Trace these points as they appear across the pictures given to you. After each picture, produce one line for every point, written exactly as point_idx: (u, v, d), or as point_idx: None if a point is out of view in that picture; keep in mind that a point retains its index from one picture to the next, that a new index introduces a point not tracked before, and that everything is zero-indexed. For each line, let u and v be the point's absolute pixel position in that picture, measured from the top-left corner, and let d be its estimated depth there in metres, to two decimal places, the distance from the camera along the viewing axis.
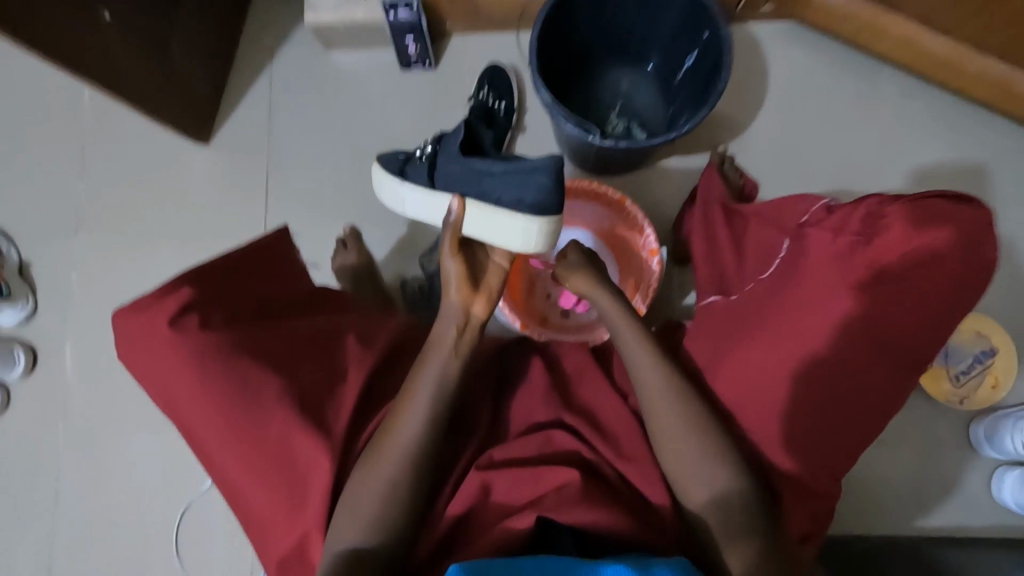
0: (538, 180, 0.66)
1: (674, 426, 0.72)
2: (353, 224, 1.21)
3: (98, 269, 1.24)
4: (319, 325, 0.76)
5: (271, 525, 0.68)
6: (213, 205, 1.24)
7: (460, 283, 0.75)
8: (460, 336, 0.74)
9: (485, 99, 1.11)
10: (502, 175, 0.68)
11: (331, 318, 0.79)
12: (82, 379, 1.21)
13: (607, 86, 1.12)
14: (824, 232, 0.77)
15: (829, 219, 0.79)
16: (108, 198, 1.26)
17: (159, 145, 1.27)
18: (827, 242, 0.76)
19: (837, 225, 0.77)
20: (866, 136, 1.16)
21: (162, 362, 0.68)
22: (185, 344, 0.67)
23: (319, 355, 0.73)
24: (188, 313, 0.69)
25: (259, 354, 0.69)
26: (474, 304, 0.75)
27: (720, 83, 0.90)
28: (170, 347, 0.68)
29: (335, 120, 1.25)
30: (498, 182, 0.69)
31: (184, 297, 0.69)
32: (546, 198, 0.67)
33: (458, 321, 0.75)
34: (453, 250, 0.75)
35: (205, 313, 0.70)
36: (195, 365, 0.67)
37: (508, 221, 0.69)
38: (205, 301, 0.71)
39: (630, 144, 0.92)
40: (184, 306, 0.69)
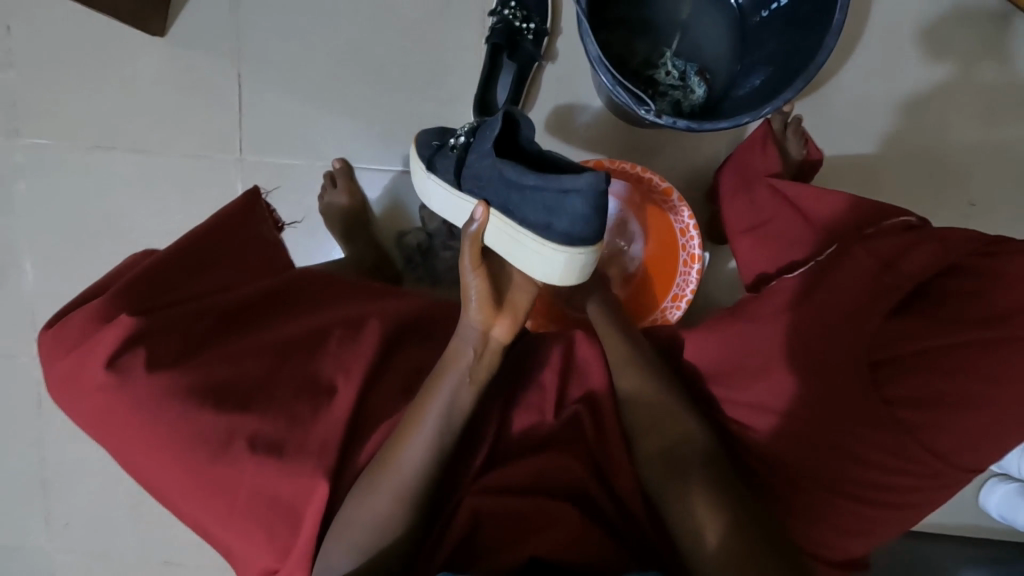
0: (574, 208, 0.58)
1: (660, 410, 0.71)
2: (342, 158, 1.03)
3: (46, 181, 1.07)
4: (298, 337, 0.66)
5: (254, 564, 0.62)
6: (175, 115, 1.04)
7: (483, 302, 0.65)
8: (478, 360, 0.65)
9: (511, 19, 0.90)
10: (532, 193, 0.60)
11: (310, 325, 0.68)
12: (46, 304, 1.11)
13: (671, 15, 0.88)
14: (882, 248, 0.64)
15: (889, 241, 0.64)
16: (45, 93, 1.04)
17: (101, 29, 1.02)
18: (869, 267, 0.63)
19: (895, 250, 0.63)
20: (957, 106, 0.98)
21: (105, 405, 0.59)
22: (130, 390, 0.58)
23: (296, 377, 0.64)
24: (128, 353, 0.58)
25: (223, 391, 0.60)
26: (496, 327, 0.65)
27: (820, 55, 0.71)
28: (111, 391, 0.58)
29: (322, 20, 1.00)
30: (527, 199, 0.61)
31: (123, 330, 0.58)
32: (579, 228, 0.59)
33: (475, 342, 0.66)
34: (475, 263, 0.65)
35: (152, 347, 0.59)
36: (147, 411, 0.58)
37: (533, 246, 0.63)
38: (149, 331, 0.60)
39: (691, 125, 0.73)
40: (123, 343, 0.58)
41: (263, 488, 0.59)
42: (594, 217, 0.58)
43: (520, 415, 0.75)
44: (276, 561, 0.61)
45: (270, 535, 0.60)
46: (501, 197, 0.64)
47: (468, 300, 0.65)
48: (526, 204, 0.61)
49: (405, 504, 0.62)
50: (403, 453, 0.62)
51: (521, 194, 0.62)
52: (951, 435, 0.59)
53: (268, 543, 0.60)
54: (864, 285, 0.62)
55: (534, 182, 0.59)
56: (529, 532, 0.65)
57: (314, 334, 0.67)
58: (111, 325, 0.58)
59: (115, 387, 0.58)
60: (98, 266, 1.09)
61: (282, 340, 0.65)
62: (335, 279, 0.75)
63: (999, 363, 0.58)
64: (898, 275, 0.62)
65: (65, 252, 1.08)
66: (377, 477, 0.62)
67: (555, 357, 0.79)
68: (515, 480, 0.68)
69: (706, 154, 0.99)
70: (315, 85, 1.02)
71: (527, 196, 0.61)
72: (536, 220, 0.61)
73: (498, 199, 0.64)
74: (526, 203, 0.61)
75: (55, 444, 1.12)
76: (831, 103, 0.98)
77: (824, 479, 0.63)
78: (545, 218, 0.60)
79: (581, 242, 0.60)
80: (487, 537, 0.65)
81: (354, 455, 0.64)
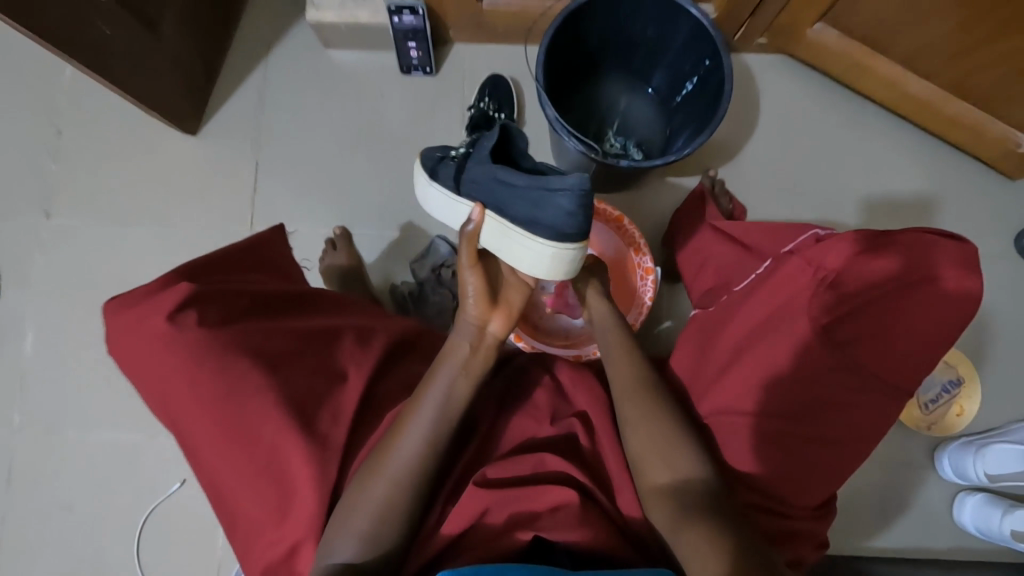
0: (559, 206, 0.71)
1: (652, 438, 0.73)
2: (342, 225, 1.18)
3: (68, 254, 1.18)
4: (320, 324, 0.75)
5: (261, 531, 0.67)
6: (197, 195, 1.20)
7: (479, 298, 0.76)
8: (473, 353, 0.74)
9: (486, 109, 1.14)
10: (524, 192, 0.73)
11: (328, 319, 0.78)
12: (45, 369, 1.15)
13: (606, 103, 1.14)
14: (805, 261, 0.74)
15: (815, 249, 0.75)
16: (84, 180, 1.20)
17: (142, 129, 1.22)
18: (804, 271, 0.73)
19: (819, 256, 0.74)
20: (849, 168, 1.20)
21: (156, 356, 0.68)
22: (180, 340, 0.67)
23: (316, 357, 0.72)
24: (184, 309, 0.68)
25: (255, 350, 0.69)
26: (491, 321, 0.76)
27: (720, 109, 0.93)
28: (164, 340, 0.67)
29: (330, 118, 1.21)
30: (520, 198, 0.73)
31: (184, 291, 0.70)
32: (566, 223, 0.72)
33: (472, 336, 0.75)
34: (472, 262, 0.77)
35: (202, 309, 0.70)
36: (192, 361, 0.67)
37: (527, 244, 0.75)
38: (201, 297, 0.71)
39: (632, 164, 0.94)
40: (182, 302, 0.69)
41: (278, 451, 0.66)
42: (576, 212, 0.71)
43: (517, 419, 0.78)
44: (277, 527, 0.66)
45: (277, 502, 0.66)
46: (495, 197, 0.76)
47: (466, 296, 0.77)
48: (518, 203, 0.74)
49: (406, 491, 0.64)
50: (403, 441, 0.66)
51: (513, 194, 0.74)
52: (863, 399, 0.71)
53: (272, 509, 0.66)
54: (789, 293, 0.74)
55: (528, 183, 0.72)
56: (526, 519, 0.68)
57: (330, 329, 0.76)
58: (174, 288, 0.70)
59: (168, 337, 0.67)
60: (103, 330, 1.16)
61: (307, 324, 0.75)
62: (350, 296, 0.88)
63: (886, 329, 0.71)
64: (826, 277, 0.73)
65: (74, 318, 1.16)
66: (378, 466, 0.65)
67: (545, 381, 0.83)
68: (515, 477, 0.71)
69: (655, 213, 1.19)
70: (320, 167, 1.20)
71: (518, 196, 0.73)
72: (526, 215, 0.74)
73: (492, 198, 0.76)
74: (518, 201, 0.74)
75: (31, 512, 1.10)
76: (749, 170, 1.20)
77: (781, 457, 0.72)
78: (534, 214, 0.73)
79: (565, 236, 0.73)
80: (487, 528, 0.67)
81: (361, 437, 0.70)
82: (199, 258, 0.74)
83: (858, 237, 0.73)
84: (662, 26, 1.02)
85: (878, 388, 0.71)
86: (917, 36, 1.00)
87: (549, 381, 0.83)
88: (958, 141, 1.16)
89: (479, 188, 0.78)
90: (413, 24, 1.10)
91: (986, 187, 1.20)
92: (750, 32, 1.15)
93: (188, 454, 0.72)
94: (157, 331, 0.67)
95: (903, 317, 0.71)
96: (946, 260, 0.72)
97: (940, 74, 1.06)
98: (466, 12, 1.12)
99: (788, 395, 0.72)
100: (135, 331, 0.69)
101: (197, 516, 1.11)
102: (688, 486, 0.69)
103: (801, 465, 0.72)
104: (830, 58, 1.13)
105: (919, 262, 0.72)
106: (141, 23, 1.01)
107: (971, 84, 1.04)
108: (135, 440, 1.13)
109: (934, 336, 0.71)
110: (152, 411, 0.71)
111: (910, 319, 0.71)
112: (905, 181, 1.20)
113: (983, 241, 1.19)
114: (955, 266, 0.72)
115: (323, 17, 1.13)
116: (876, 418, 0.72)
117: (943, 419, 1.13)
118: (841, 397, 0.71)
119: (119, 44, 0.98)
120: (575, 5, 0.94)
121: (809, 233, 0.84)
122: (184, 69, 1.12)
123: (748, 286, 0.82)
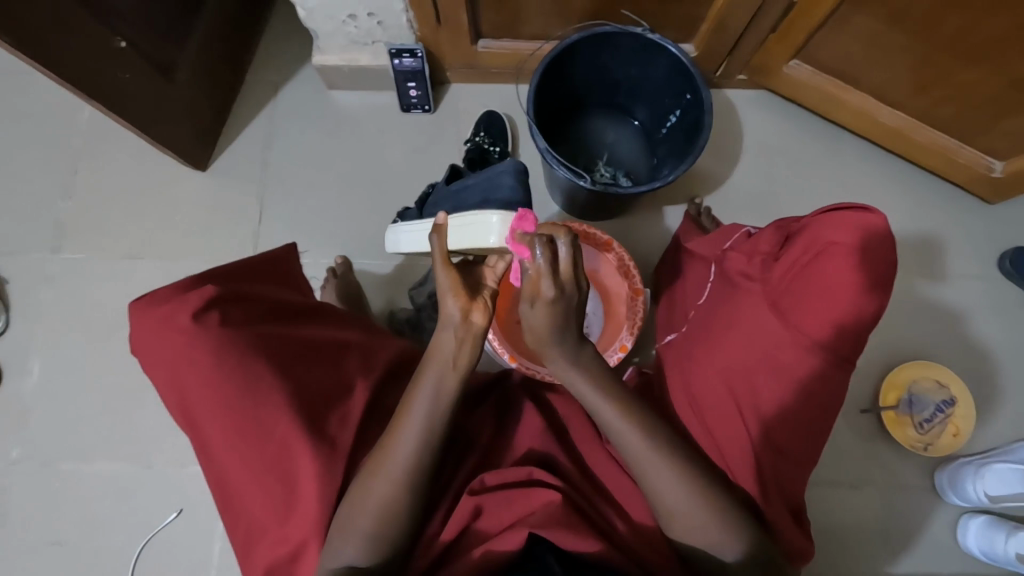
0: (503, 180, 0.85)
1: (651, 460, 0.67)
2: (344, 255, 1.22)
3: (76, 287, 1.21)
4: (328, 337, 0.81)
5: (265, 532, 0.69)
6: (204, 228, 1.24)
7: (456, 291, 0.69)
8: (462, 347, 0.68)
9: (481, 144, 1.21)
10: (476, 186, 0.90)
11: (335, 333, 0.83)
12: (49, 400, 1.16)
13: (595, 136, 1.21)
14: (739, 255, 0.79)
15: (748, 243, 0.80)
16: (96, 216, 1.25)
17: (154, 167, 1.27)
18: (744, 264, 0.77)
19: (752, 247, 0.78)
20: (831, 195, 1.25)
21: (177, 353, 0.71)
22: (202, 338, 0.71)
23: (326, 366, 0.77)
24: (208, 309, 0.73)
25: (271, 354, 0.73)
26: (474, 311, 0.68)
27: (700, 140, 0.97)
28: (186, 338, 0.71)
29: (332, 155, 1.27)
30: (473, 191, 0.90)
31: (208, 294, 0.74)
32: (509, 195, 0.84)
33: (456, 330, 0.68)
34: (446, 261, 0.71)
35: (224, 311, 0.74)
36: (212, 359, 0.70)
37: (484, 220, 0.72)
38: (223, 300, 0.75)
39: (618, 190, 0.97)
40: (205, 302, 0.73)
41: (289, 452, 0.69)
42: (519, 188, 0.85)
43: (516, 436, 0.79)
44: (282, 527, 0.68)
45: (282, 501, 0.69)
46: (455, 203, 0.93)
47: (444, 291, 0.69)
48: (471, 194, 0.90)
49: (407, 488, 0.65)
50: (397, 441, 0.66)
51: (468, 194, 0.91)
52: (829, 384, 0.69)
53: (277, 508, 0.69)
54: (723, 287, 0.82)
55: (481, 176, 0.90)
56: (520, 518, 0.68)
57: (339, 343, 0.81)
58: (199, 290, 0.74)
59: (191, 335, 0.71)
60: (107, 361, 1.18)
61: (315, 335, 0.80)
62: (353, 316, 0.93)
63: (812, 303, 0.67)
64: (759, 264, 0.75)
65: (78, 351, 1.19)
66: (374, 469, 0.66)
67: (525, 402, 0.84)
68: (509, 482, 0.71)
69: (646, 240, 1.22)
70: (322, 202, 1.25)
71: (471, 191, 0.91)
72: (478, 200, 0.87)
73: (453, 204, 0.94)
74: (472, 195, 0.90)
75: (24, 546, 1.10)
76: (734, 198, 1.24)
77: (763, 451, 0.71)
78: (484, 197, 0.87)
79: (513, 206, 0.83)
80: (486, 526, 0.68)
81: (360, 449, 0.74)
82: (218, 267, 0.80)
83: (783, 225, 0.76)
84: (643, 64, 1.08)
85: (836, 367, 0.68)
86: (885, 72, 1.07)
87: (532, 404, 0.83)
88: (934, 168, 1.21)
89: (443, 205, 0.97)
90: (412, 66, 1.17)
91: (963, 213, 1.25)
92: (729, 69, 1.23)
93: (196, 454, 0.74)
94: (179, 328, 0.71)
95: (807, 297, 0.67)
96: (865, 239, 0.66)
97: (911, 104, 1.11)
98: (462, 55, 1.19)
99: (751, 381, 0.72)
100: (157, 329, 0.72)
101: (191, 549, 1.10)
102: (693, 515, 0.66)
103: (770, 441, 0.71)
104: (806, 92, 1.19)
105: (820, 239, 0.67)
106: (157, 70, 1.08)
107: (939, 115, 1.10)
108: (132, 470, 1.13)
109: (858, 317, 0.66)
110: (169, 407, 0.74)
111: (822, 300, 0.66)
112: (885, 207, 1.25)
113: (963, 263, 1.23)
114: (876, 247, 0.66)
115: (327, 61, 1.20)
116: (820, 393, 0.69)
117: (939, 440, 1.11)
118: (759, 370, 0.71)
119: (137, 89, 1.04)
120: (561, 45, 1.00)
121: (742, 230, 0.85)
122: (194, 113, 1.19)
123: (708, 292, 0.87)
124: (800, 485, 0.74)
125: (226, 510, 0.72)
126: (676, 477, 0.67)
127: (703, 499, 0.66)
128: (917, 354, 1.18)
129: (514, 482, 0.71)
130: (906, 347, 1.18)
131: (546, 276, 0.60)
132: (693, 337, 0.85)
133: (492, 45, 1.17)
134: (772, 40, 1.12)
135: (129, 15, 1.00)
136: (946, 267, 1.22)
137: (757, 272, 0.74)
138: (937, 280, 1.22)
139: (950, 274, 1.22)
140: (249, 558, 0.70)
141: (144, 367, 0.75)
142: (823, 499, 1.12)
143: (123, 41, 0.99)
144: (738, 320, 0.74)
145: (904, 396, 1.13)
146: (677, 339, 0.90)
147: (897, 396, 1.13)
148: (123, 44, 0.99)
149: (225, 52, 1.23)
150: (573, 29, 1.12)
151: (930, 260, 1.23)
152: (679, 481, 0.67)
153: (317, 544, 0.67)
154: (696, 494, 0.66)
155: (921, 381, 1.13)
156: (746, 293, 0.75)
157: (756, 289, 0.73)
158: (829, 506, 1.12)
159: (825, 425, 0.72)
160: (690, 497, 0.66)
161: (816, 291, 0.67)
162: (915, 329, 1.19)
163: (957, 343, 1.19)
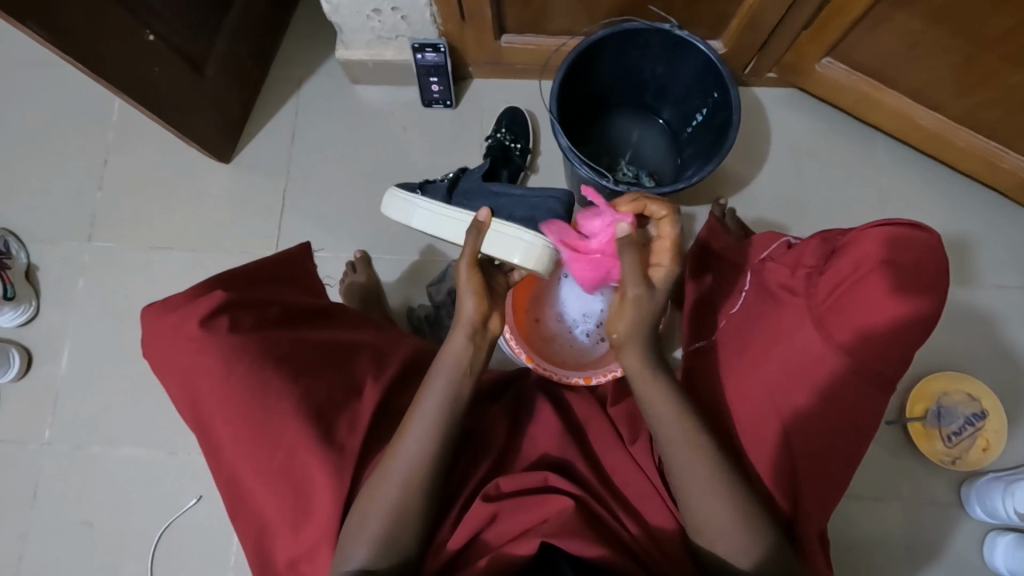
0: (552, 205, 0.82)
1: (674, 475, 0.67)
2: (363, 250, 1.23)
3: (104, 275, 1.24)
4: (338, 339, 0.82)
5: (277, 531, 0.70)
6: (227, 219, 1.26)
7: (478, 295, 0.70)
8: (477, 352, 0.71)
9: (503, 141, 1.21)
10: (522, 199, 0.84)
11: (347, 336, 0.84)
12: (77, 385, 1.19)
13: (619, 134, 1.19)
14: (781, 267, 0.77)
15: (789, 255, 0.78)
16: (124, 206, 1.27)
17: (181, 159, 1.29)
18: (786, 278, 0.75)
19: (795, 261, 0.75)
20: (860, 198, 1.21)
21: (189, 360, 0.72)
22: (212, 344, 0.72)
23: (336, 369, 0.77)
24: (217, 315, 0.73)
25: (280, 358, 0.74)
26: (491, 319, 0.72)
27: (729, 141, 0.95)
28: (197, 345, 0.72)
29: (353, 149, 1.28)
30: (514, 202, 0.84)
31: (218, 299, 0.75)
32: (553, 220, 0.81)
33: (471, 334, 0.70)
34: (473, 261, 0.72)
35: (234, 315, 0.75)
36: (221, 364, 0.71)
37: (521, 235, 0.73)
38: (233, 305, 0.76)
39: (642, 191, 0.95)
40: (215, 308, 0.74)
41: (298, 455, 0.70)
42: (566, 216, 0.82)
43: (529, 440, 0.78)
44: (292, 527, 0.69)
45: (291, 503, 0.69)
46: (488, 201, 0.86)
47: (465, 295, 0.70)
48: (514, 206, 0.83)
49: (417, 491, 0.66)
50: (403, 442, 0.67)
51: (507, 200, 0.84)
52: (859, 402, 0.67)
53: (290, 511, 0.69)
54: (760, 298, 0.79)
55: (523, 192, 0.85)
56: (533, 526, 0.67)
57: (350, 345, 0.82)
58: (209, 295, 0.75)
59: (201, 341, 0.72)
60: (132, 348, 1.21)
61: (326, 338, 0.81)
62: (366, 315, 0.94)
63: (856, 322, 0.64)
64: (802, 280, 0.72)
65: (105, 338, 1.22)
66: (386, 473, 0.66)
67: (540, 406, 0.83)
68: (524, 489, 0.71)
69: None
70: (344, 196, 1.26)
71: (514, 202, 0.84)
72: (522, 216, 0.82)
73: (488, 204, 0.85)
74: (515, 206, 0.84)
75: (52, 523, 1.14)
76: (760, 199, 1.22)
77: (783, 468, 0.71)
78: (530, 214, 0.81)
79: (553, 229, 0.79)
80: (496, 533, 0.68)
81: (375, 447, 0.74)
82: (228, 272, 0.81)
83: (830, 239, 0.73)
84: (673, 61, 1.06)
85: (868, 385, 0.66)
86: (924, 73, 1.03)
87: (548, 403, 0.83)
88: (971, 172, 1.16)
89: (474, 198, 0.88)
90: (435, 62, 1.17)
91: (1001, 219, 1.20)
92: (759, 67, 1.19)
93: (207, 455, 0.76)
94: (190, 335, 0.72)
95: (847, 312, 0.65)
96: (918, 254, 0.64)
97: (949, 106, 1.07)
98: (486, 51, 1.18)
99: (781, 401, 0.70)
100: (168, 335, 0.73)
101: (211, 532, 1.13)
102: (714, 528, 0.66)
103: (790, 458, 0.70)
104: (838, 91, 1.15)
105: (868, 256, 0.64)
106: (186, 62, 1.10)
107: (981, 118, 1.05)
108: (155, 455, 1.16)
109: (902, 329, 0.62)
110: (181, 411, 0.76)
111: (859, 314, 0.63)
112: (918, 211, 1.21)
113: (998, 270, 1.18)
114: (928, 262, 0.64)
115: (352, 56, 1.20)
116: (842, 401, 0.67)
117: (968, 453, 1.08)
118: (787, 379, 0.70)
119: (167, 83, 1.06)
120: (587, 42, 0.98)
121: (783, 241, 0.83)
122: (220, 105, 1.20)
123: (743, 301, 0.85)
124: (826, 503, 0.72)
125: (239, 511, 0.73)
126: (685, 481, 0.67)
127: (711, 501, 0.66)
128: (948, 364, 1.14)
129: (528, 488, 0.71)
130: (937, 356, 1.14)
131: (672, 252, 0.69)
132: (723, 344, 0.84)
133: (515, 41, 1.15)
134: (806, 38, 1.08)
135: (157, 10, 1.02)
136: (980, 276, 1.18)
137: (800, 285, 0.72)
138: (971, 285, 1.18)
139: (984, 282, 1.18)
140: (261, 555, 0.72)
141: (158, 373, 0.77)
142: (843, 509, 1.10)
143: (153, 35, 1.01)
144: (776, 333, 0.72)
145: (933, 408, 1.09)
146: (703, 349, 0.90)
147: (925, 407, 1.09)
148: (153, 38, 1.01)
149: (249, 45, 1.24)
150: (600, 25, 1.10)
151: (965, 265, 1.18)
152: (698, 495, 0.66)
153: (329, 545, 0.67)
154: (706, 498, 0.66)
155: (952, 393, 1.09)
156: (785, 305, 0.72)
157: (798, 302, 0.70)
158: (851, 517, 1.10)
159: (853, 444, 0.70)
160: (711, 513, 0.66)
161: (859, 313, 0.64)
162: (947, 339, 1.15)
163: (991, 353, 1.15)
